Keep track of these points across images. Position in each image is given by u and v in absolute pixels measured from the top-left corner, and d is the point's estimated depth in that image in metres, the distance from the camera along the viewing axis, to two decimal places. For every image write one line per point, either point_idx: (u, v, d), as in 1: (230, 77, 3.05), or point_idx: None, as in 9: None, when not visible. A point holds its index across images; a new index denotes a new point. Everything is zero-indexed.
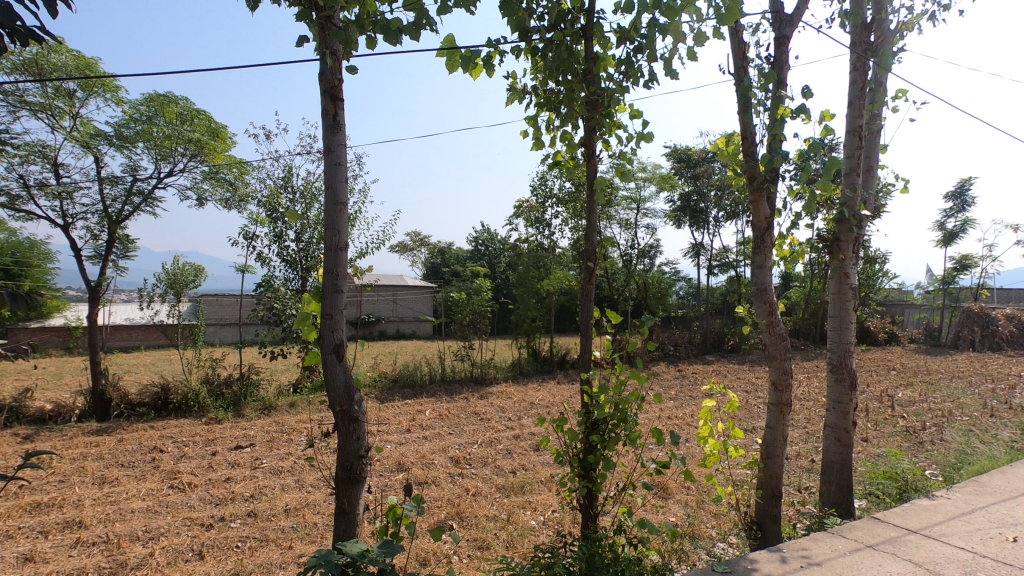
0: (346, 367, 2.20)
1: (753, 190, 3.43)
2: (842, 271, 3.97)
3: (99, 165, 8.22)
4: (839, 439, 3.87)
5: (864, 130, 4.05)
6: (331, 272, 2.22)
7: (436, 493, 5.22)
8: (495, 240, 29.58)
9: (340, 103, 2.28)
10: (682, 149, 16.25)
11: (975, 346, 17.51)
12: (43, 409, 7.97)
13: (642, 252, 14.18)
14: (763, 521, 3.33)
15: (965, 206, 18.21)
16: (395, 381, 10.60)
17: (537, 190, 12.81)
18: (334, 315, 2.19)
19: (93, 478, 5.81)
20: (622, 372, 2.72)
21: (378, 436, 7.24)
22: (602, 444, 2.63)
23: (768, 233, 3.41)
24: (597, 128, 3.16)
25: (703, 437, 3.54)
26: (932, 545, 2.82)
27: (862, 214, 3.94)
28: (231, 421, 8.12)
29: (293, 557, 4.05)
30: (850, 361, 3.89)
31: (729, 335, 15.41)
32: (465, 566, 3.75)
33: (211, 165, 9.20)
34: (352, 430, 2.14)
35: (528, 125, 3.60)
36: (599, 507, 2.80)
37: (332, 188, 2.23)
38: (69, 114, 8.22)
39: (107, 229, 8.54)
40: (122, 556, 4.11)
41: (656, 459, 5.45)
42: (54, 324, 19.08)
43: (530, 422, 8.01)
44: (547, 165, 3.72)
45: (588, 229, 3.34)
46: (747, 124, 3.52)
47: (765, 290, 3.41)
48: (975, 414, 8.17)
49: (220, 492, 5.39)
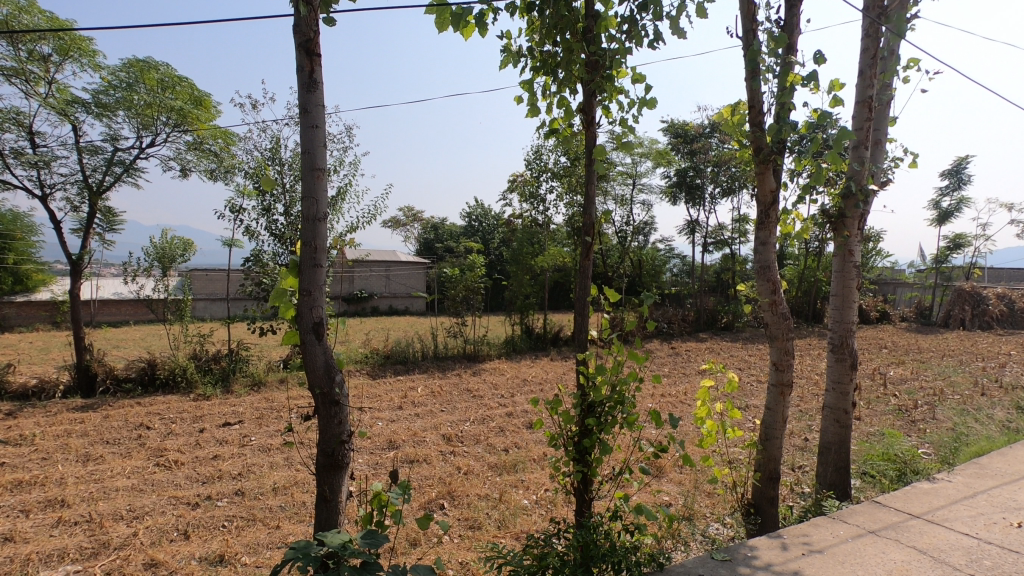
0: (327, 347, 2.06)
1: (759, 161, 3.25)
2: (847, 248, 3.85)
3: (77, 134, 7.91)
4: (837, 420, 3.80)
5: (874, 101, 3.88)
6: (308, 246, 2.05)
7: (427, 472, 5.16)
8: (489, 216, 29.34)
9: (317, 59, 2.06)
10: (680, 124, 15.99)
11: (966, 325, 17.64)
12: (26, 384, 7.81)
13: (637, 229, 14.05)
14: (761, 503, 3.26)
15: (961, 184, 18.07)
16: (387, 357, 10.52)
17: (532, 164, 12.54)
18: (312, 292, 2.03)
19: (77, 455, 5.70)
20: (619, 352, 2.59)
21: (369, 413, 7.15)
22: (598, 427, 2.50)
23: (774, 208, 3.26)
24: (598, 93, 2.97)
25: (700, 417, 3.42)
26: (936, 530, 2.76)
27: (870, 189, 3.81)
28: (220, 397, 8.01)
29: (281, 538, 3.98)
30: (853, 342, 3.79)
31: (723, 312, 15.50)
32: (456, 546, 3.71)
33: (195, 135, 8.84)
34: (334, 413, 2.01)
35: (523, 90, 3.37)
36: (595, 491, 2.68)
37: (309, 153, 2.05)
38: (44, 80, 7.88)
39: (88, 201, 8.27)
40: (106, 536, 4.03)
41: (651, 442, 5.38)
42: (40, 298, 18.80)
43: (523, 400, 7.97)
44: (543, 133, 3.50)
45: (586, 203, 3.17)
46: (754, 92, 3.33)
47: (769, 267, 3.27)
48: (967, 393, 8.21)
49: (208, 470, 5.30)
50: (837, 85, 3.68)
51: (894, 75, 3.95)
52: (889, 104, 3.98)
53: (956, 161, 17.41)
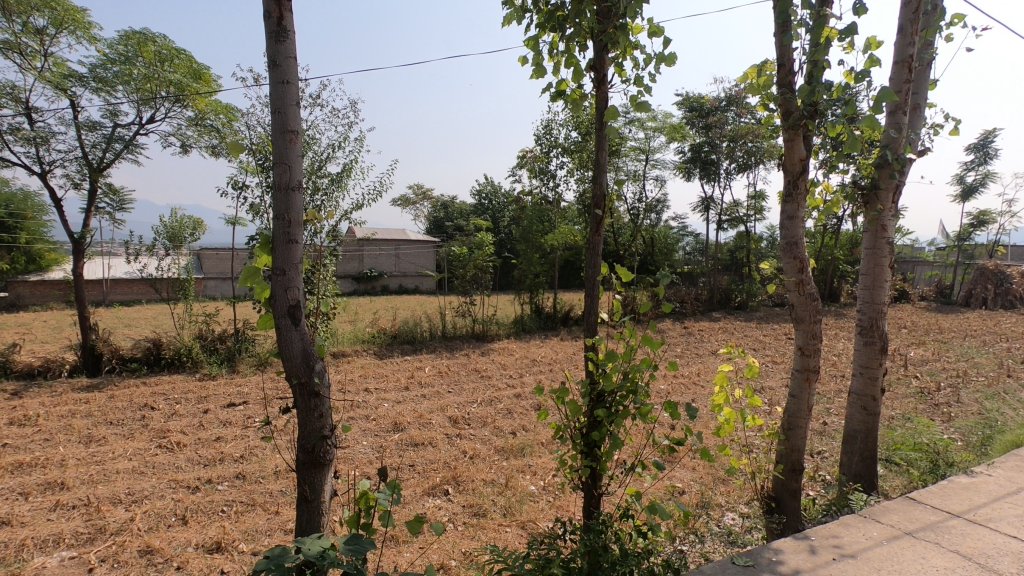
0: (305, 333, 1.86)
1: (788, 127, 2.95)
2: (879, 223, 3.55)
3: (75, 109, 7.72)
4: (864, 407, 3.57)
5: (914, 61, 3.55)
6: (282, 219, 1.85)
7: (432, 455, 5.02)
8: (499, 193, 29.03)
9: (285, 4, 1.82)
10: (695, 96, 15.51)
11: (987, 304, 17.19)
12: (31, 364, 7.78)
13: (650, 206, 13.71)
14: (782, 496, 3.03)
15: (987, 158, 17.42)
16: (394, 337, 10.33)
17: (543, 140, 12.19)
18: (287, 271, 1.83)
19: (80, 436, 5.63)
20: (632, 337, 2.37)
21: (374, 394, 7.02)
22: (608, 419, 2.28)
23: (803, 178, 2.97)
24: (609, 47, 2.69)
25: (717, 404, 3.19)
26: (980, 532, 2.54)
27: (907, 158, 3.51)
28: (226, 376, 7.94)
29: (280, 524, 3.88)
30: (883, 324, 3.54)
31: (736, 292, 15.26)
32: (459, 535, 3.60)
33: (195, 110, 8.60)
34: (313, 406, 1.82)
35: (528, 49, 3.09)
36: (604, 487, 2.46)
37: (279, 113, 1.83)
38: (40, 54, 7.68)
39: (89, 178, 8.11)
40: (101, 521, 3.93)
41: (665, 431, 5.19)
42: (53, 277, 18.87)
43: (532, 381, 7.80)
44: (550, 96, 3.22)
45: (597, 173, 2.90)
46: (785, 48, 3.01)
47: (797, 244, 3.00)
48: (992, 375, 7.94)
49: (209, 452, 5.20)
50: (875, 43, 3.33)
51: (937, 31, 3.59)
52: (929, 65, 3.64)
53: (983, 134, 16.72)
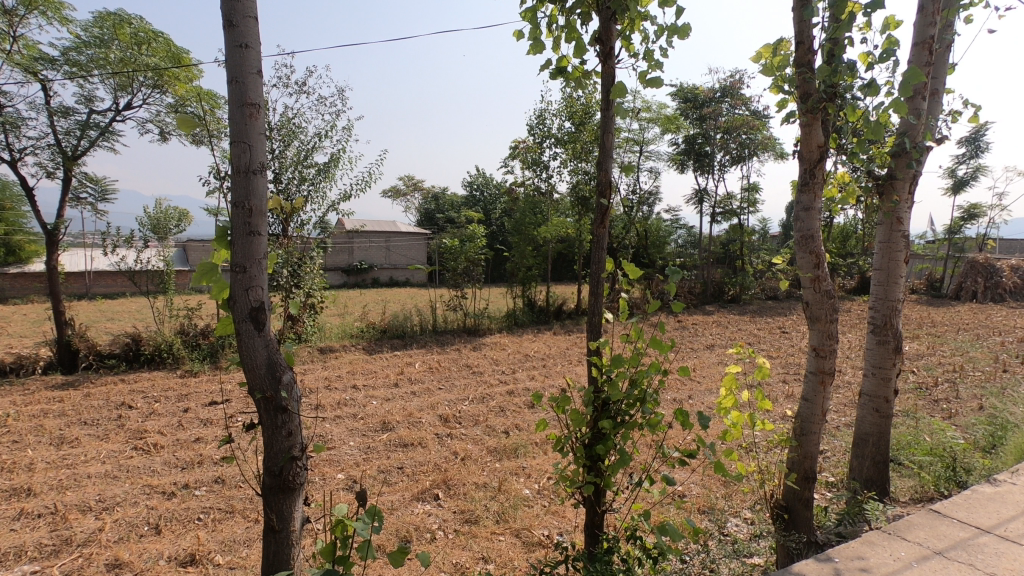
0: (269, 339, 1.65)
1: (806, 111, 2.76)
2: (896, 216, 3.38)
3: (47, 94, 7.36)
4: (876, 409, 3.40)
5: (935, 43, 3.36)
6: (241, 208, 1.63)
7: (423, 457, 4.80)
8: (490, 185, 28.70)
9: None
10: (689, 88, 15.25)
11: (977, 297, 17.20)
12: (3, 361, 7.45)
13: (642, 198, 13.50)
14: (794, 506, 2.86)
15: (978, 152, 17.38)
16: (384, 331, 10.06)
17: (535, 130, 11.92)
18: (247, 267, 1.61)
19: (51, 438, 5.35)
20: (638, 340, 2.16)
21: (362, 391, 6.79)
22: (614, 430, 2.08)
23: (820, 166, 2.77)
24: (616, 17, 2.47)
25: (725, 408, 2.99)
26: (1012, 551, 2.40)
27: (925, 146, 3.33)
28: (208, 373, 7.68)
29: (258, 533, 3.67)
30: (897, 322, 3.37)
31: (729, 285, 15.10)
32: (450, 543, 3.40)
33: (175, 96, 8.26)
34: (281, 423, 1.61)
35: (526, 21, 2.84)
36: (608, 503, 2.27)
37: (238, 81, 1.61)
38: (8, 35, 7.29)
39: (63, 166, 7.75)
40: (69, 531, 3.69)
41: (675, 442, 4.95)
42: (33, 270, 18.44)
43: (525, 377, 7.59)
44: (551, 74, 2.99)
45: (602, 158, 2.68)
46: (803, 24, 2.79)
47: (813, 237, 2.80)
48: (989, 370, 7.83)
49: (188, 455, 4.96)
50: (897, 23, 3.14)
51: (959, 10, 3.38)
52: (948, 48, 3.46)
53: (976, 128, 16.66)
